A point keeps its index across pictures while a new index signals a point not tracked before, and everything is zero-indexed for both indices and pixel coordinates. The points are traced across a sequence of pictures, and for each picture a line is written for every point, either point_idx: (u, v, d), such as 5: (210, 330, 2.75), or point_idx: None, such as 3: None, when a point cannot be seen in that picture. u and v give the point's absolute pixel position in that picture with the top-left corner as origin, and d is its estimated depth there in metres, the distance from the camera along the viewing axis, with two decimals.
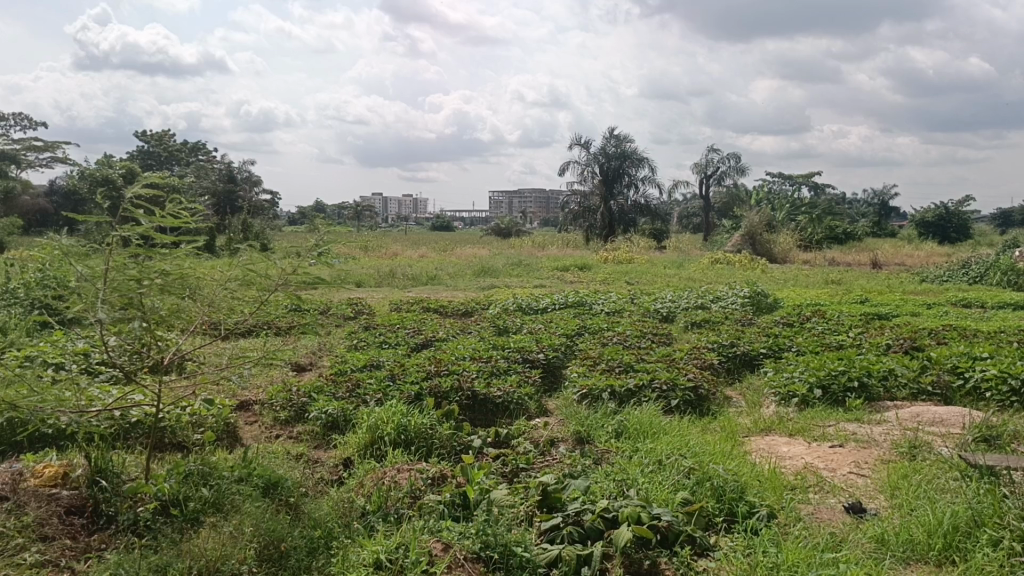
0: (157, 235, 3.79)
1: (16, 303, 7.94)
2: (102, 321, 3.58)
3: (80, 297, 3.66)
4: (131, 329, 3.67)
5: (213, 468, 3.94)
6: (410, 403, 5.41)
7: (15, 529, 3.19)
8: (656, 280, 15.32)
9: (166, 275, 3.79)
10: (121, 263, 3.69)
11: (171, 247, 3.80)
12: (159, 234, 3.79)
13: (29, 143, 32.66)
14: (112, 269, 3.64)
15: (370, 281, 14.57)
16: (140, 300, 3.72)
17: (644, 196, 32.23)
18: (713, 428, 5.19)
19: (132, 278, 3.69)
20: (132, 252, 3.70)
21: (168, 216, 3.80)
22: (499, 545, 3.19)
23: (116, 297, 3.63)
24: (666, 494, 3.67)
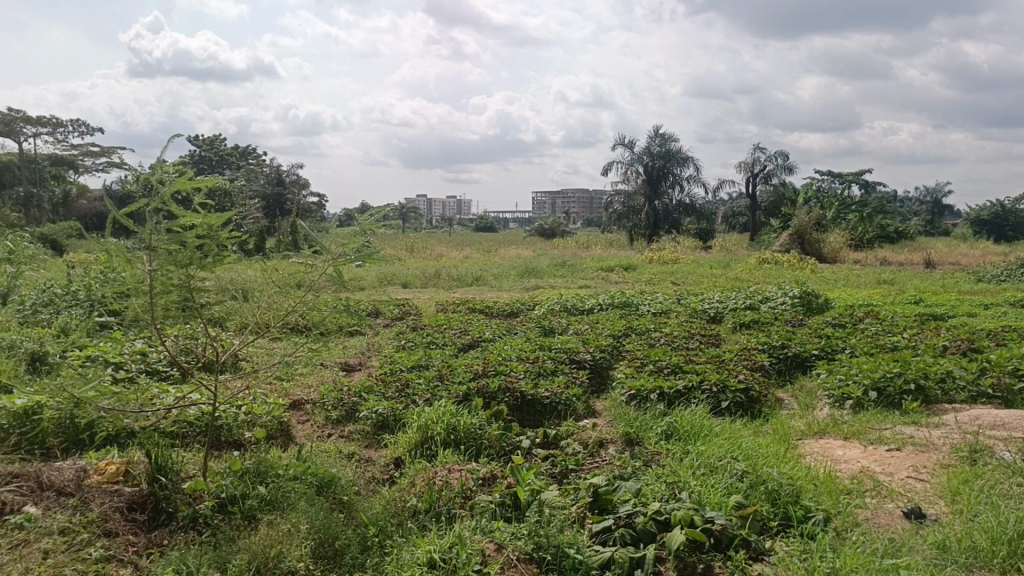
0: (191, 210, 3.78)
1: (77, 304, 8.17)
2: (149, 304, 3.63)
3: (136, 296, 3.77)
4: (171, 308, 3.70)
5: (270, 466, 4.01)
6: (458, 403, 5.45)
7: (80, 525, 3.28)
8: (703, 280, 15.18)
9: (205, 249, 3.79)
10: (162, 241, 3.71)
11: (207, 223, 3.79)
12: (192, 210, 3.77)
13: (85, 149, 33.46)
14: (152, 250, 3.70)
15: (416, 281, 14.69)
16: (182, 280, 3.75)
17: (689, 196, 31.92)
18: (765, 431, 5.13)
19: (173, 261, 3.72)
20: (169, 229, 3.70)
21: (200, 191, 3.80)
22: (551, 547, 3.19)
23: (160, 281, 3.69)
24: (719, 497, 3.64)
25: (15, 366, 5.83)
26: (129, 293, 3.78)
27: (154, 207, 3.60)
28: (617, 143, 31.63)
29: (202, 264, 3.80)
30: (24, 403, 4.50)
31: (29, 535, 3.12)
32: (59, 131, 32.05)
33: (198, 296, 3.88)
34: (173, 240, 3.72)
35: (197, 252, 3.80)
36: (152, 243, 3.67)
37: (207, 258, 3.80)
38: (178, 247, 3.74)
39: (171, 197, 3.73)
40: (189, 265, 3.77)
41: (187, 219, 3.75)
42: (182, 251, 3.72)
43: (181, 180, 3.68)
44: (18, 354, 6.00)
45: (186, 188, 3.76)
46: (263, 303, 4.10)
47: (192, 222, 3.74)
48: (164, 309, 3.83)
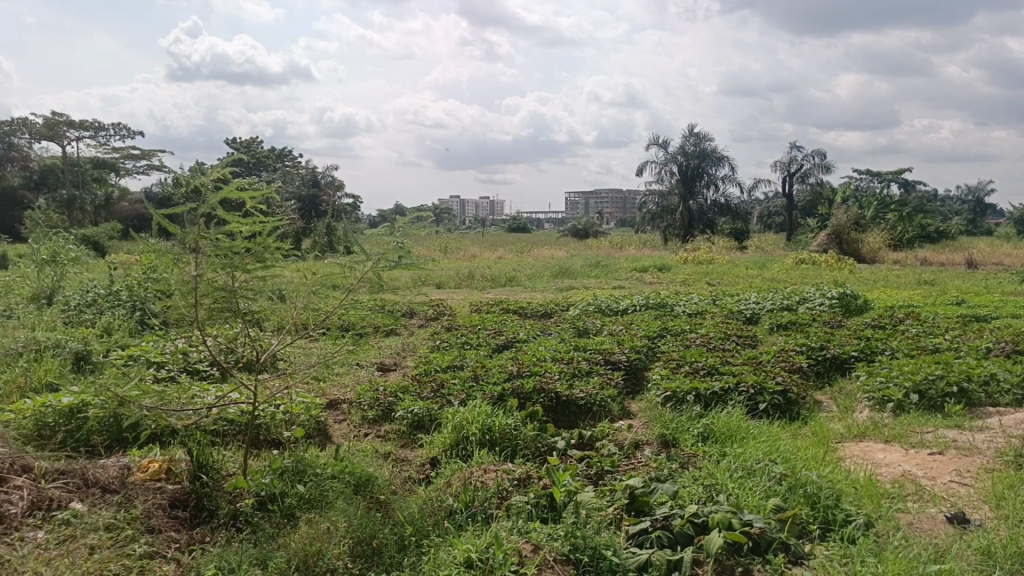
0: (236, 216, 3.84)
1: (119, 304, 8.34)
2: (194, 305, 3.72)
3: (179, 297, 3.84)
4: (216, 310, 3.78)
5: (307, 465, 4.05)
6: (493, 403, 5.46)
7: (125, 521, 3.34)
8: (738, 281, 15.03)
9: (252, 254, 3.87)
10: (208, 245, 3.78)
11: (253, 227, 3.86)
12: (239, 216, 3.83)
13: (125, 152, 34.07)
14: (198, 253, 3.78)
15: (450, 281, 14.76)
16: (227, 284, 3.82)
17: (724, 196, 31.65)
18: (804, 433, 5.07)
19: (218, 264, 3.80)
20: (216, 234, 3.78)
21: (247, 196, 3.87)
22: (588, 548, 3.19)
23: (205, 284, 3.77)
24: (757, 500, 3.60)
25: (61, 365, 5.97)
26: (175, 295, 3.86)
27: (202, 211, 3.68)
28: (652, 143, 31.48)
29: (247, 267, 3.87)
30: (70, 402, 4.59)
31: (76, 531, 3.19)
32: (101, 135, 32.71)
33: (242, 298, 3.96)
34: (219, 245, 3.81)
35: (243, 256, 3.88)
36: (199, 247, 3.75)
37: (251, 261, 3.87)
38: (226, 254, 3.83)
39: (219, 203, 3.80)
40: (234, 267, 3.84)
41: (234, 224, 3.82)
42: (228, 257, 3.81)
43: (230, 187, 3.75)
44: (63, 354, 6.13)
45: (234, 194, 3.83)
46: (302, 304, 4.14)
47: (238, 227, 3.80)
48: (209, 310, 3.92)
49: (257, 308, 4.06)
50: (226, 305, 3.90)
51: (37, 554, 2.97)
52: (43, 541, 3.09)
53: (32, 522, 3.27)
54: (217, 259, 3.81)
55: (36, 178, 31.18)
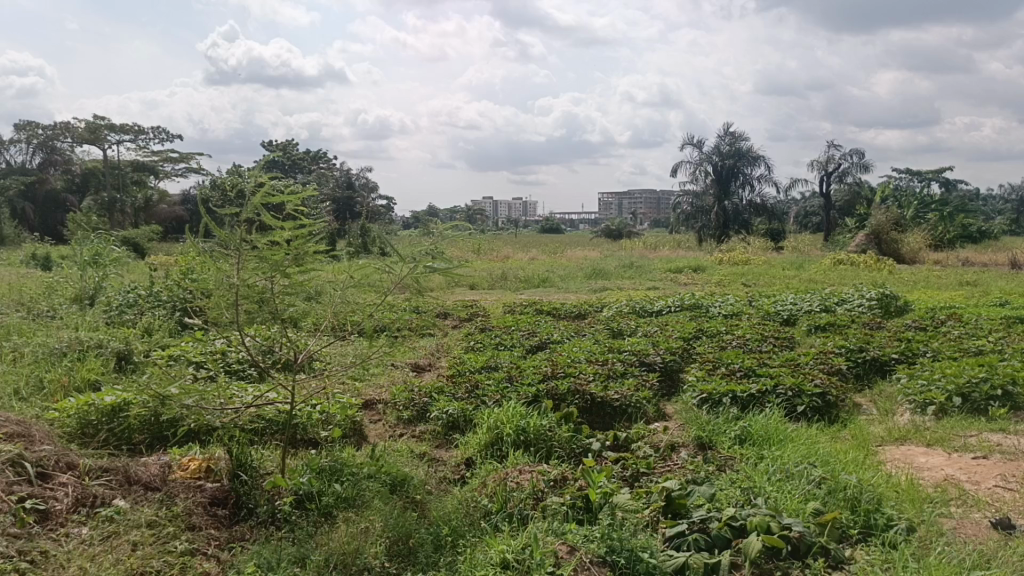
0: (279, 220, 3.91)
1: (159, 305, 8.49)
2: (234, 307, 3.79)
3: (220, 299, 3.92)
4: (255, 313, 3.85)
5: (344, 464, 4.08)
6: (528, 404, 5.47)
7: (166, 518, 3.39)
8: (775, 282, 14.84)
9: (293, 257, 3.93)
10: (250, 248, 3.85)
11: (293, 232, 3.92)
12: (281, 220, 3.90)
13: (165, 155, 34.63)
14: (239, 255, 3.85)
15: (483, 282, 14.79)
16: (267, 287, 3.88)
17: (760, 196, 31.33)
18: (843, 436, 5.00)
19: (259, 269, 3.87)
20: (259, 237, 3.85)
21: (289, 201, 3.93)
22: (624, 550, 3.17)
23: (246, 288, 3.84)
24: (796, 504, 3.56)
25: (104, 364, 6.09)
26: (215, 296, 3.93)
27: (245, 214, 3.74)
28: (686, 143, 31.27)
29: (286, 271, 3.93)
30: (112, 401, 4.67)
31: (119, 527, 3.25)
32: (141, 139, 33.31)
33: (281, 300, 4.01)
34: (261, 248, 3.87)
35: (284, 260, 3.94)
36: (241, 250, 3.82)
37: (291, 264, 3.94)
38: (267, 256, 3.90)
39: (262, 207, 3.87)
40: (275, 272, 3.91)
41: (276, 227, 3.88)
42: (270, 259, 3.87)
43: (274, 191, 3.81)
44: (105, 353, 6.25)
45: (277, 198, 3.89)
46: (338, 303, 4.18)
47: (280, 232, 3.87)
48: (248, 311, 3.98)
49: (295, 310, 4.11)
50: (266, 307, 3.96)
51: (82, 551, 3.03)
52: (87, 538, 3.16)
53: (77, 518, 3.34)
54: (259, 262, 3.88)
55: (79, 182, 31.81)
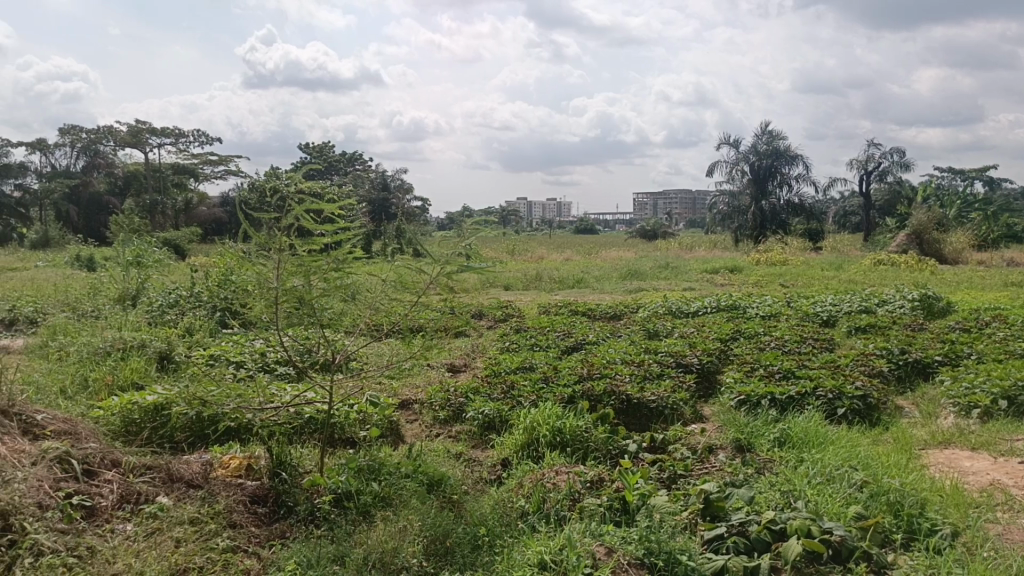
0: (319, 226, 3.97)
1: (199, 305, 8.62)
2: (273, 311, 3.86)
3: (260, 302, 4.00)
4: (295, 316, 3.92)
5: (382, 464, 4.11)
6: (564, 405, 5.46)
7: (208, 516, 3.45)
8: (814, 283, 14.63)
9: (331, 263, 4.00)
10: (290, 254, 3.92)
11: (333, 237, 3.97)
12: (321, 227, 3.96)
13: (204, 158, 35.15)
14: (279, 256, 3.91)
15: (518, 283, 14.79)
16: (307, 291, 3.94)
17: (798, 195, 30.94)
18: (885, 439, 4.92)
19: (299, 274, 3.93)
20: (299, 242, 3.92)
21: (330, 208, 3.99)
22: (663, 552, 3.14)
23: (285, 292, 3.91)
24: (838, 508, 3.51)
25: (146, 363, 6.20)
26: (255, 299, 4.01)
27: (286, 221, 3.80)
28: (723, 143, 30.99)
29: (325, 275, 3.99)
30: (155, 399, 4.77)
31: (163, 524, 3.31)
32: (181, 142, 33.86)
33: (320, 302, 4.07)
34: (302, 252, 3.94)
35: (323, 264, 3.99)
36: (282, 254, 3.89)
37: (330, 268, 3.99)
38: (306, 260, 3.97)
39: (303, 213, 3.93)
40: (315, 276, 3.97)
41: (317, 233, 3.94)
42: (309, 264, 3.93)
43: (316, 199, 3.87)
44: (147, 353, 6.37)
45: (318, 205, 3.95)
46: (375, 304, 4.23)
47: (320, 238, 3.92)
48: (287, 312, 4.03)
49: (333, 311, 4.17)
50: (303, 309, 4.02)
51: (127, 546, 3.10)
52: (132, 534, 3.22)
53: (122, 514, 3.41)
54: (299, 267, 3.95)
55: (121, 184, 32.38)
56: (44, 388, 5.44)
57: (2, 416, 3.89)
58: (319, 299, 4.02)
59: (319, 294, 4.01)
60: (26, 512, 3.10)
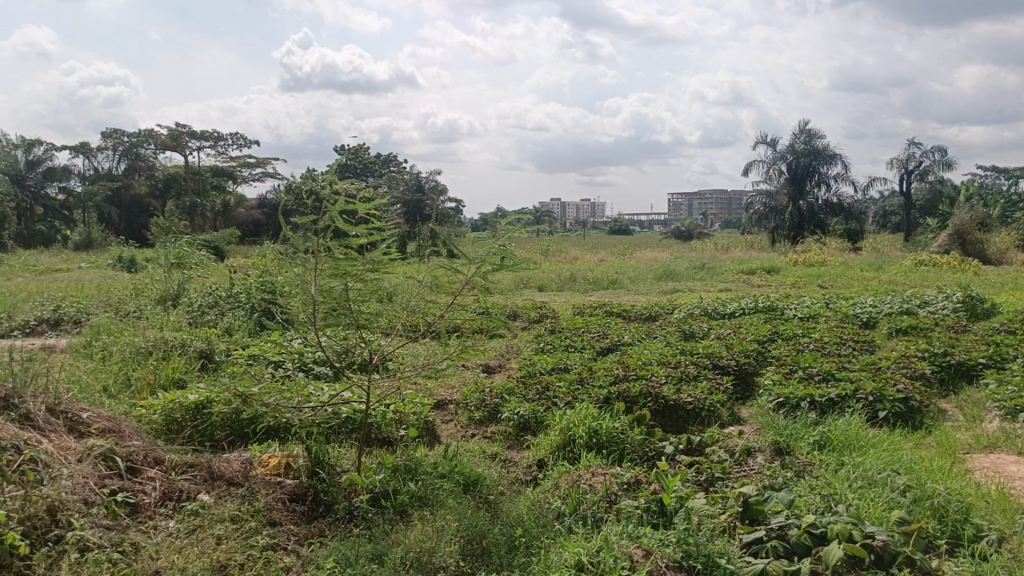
0: (355, 228, 4.02)
1: (238, 306, 8.74)
2: (311, 312, 3.92)
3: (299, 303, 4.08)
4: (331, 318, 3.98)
5: (418, 464, 4.12)
6: (599, 406, 5.45)
7: (249, 513, 3.50)
8: (854, 284, 14.41)
9: (367, 265, 4.03)
10: (327, 257, 3.98)
11: (368, 239, 4.01)
12: (357, 228, 4.01)
13: (242, 160, 35.63)
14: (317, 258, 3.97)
15: (552, 284, 14.78)
16: (344, 293, 3.99)
17: (836, 195, 30.52)
18: (928, 443, 4.83)
19: (335, 275, 3.98)
20: (334, 243, 3.98)
21: (365, 209, 4.03)
22: (701, 555, 3.12)
23: (323, 294, 3.96)
24: (880, 512, 3.46)
25: (187, 363, 6.30)
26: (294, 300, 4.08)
27: (322, 223, 3.85)
28: (759, 142, 30.69)
29: (360, 277, 4.03)
30: (196, 398, 4.84)
31: (204, 521, 3.36)
32: (220, 145, 34.36)
33: (356, 304, 4.11)
34: (339, 255, 4.00)
35: (359, 266, 4.03)
36: (319, 256, 3.96)
37: (366, 270, 4.03)
38: (341, 262, 4.02)
39: (339, 215, 3.98)
40: (351, 278, 4.02)
41: (354, 236, 3.98)
42: (345, 266, 3.98)
43: (350, 202, 3.91)
44: (188, 353, 6.47)
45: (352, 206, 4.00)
46: (411, 305, 4.26)
47: (356, 240, 3.97)
48: (325, 313, 4.07)
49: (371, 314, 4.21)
50: (342, 310, 4.05)
51: (170, 543, 3.15)
52: (175, 530, 3.28)
53: (164, 511, 3.47)
54: (336, 269, 4.01)
55: (161, 187, 32.95)
56: (88, 387, 5.56)
57: (49, 414, 3.98)
58: (357, 301, 4.05)
59: (356, 295, 4.04)
60: (73, 508, 3.17)
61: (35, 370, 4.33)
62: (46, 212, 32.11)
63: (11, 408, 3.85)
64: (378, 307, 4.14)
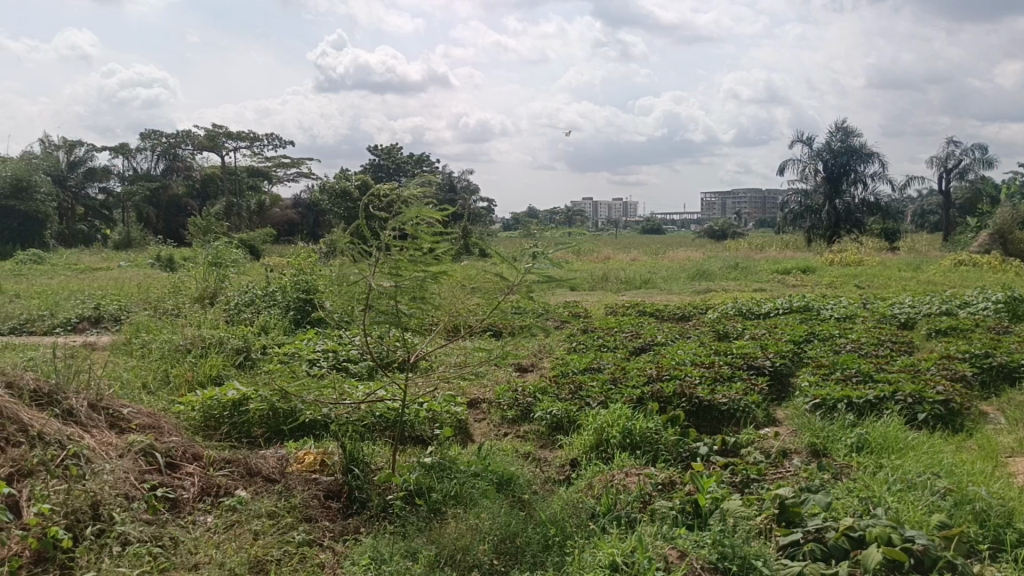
0: (422, 233, 4.04)
1: (274, 304, 8.84)
2: (362, 310, 4.00)
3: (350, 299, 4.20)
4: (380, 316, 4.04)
5: (452, 462, 4.13)
6: (633, 406, 5.43)
7: (285, 510, 3.54)
8: (890, 284, 14.19)
9: (426, 271, 4.05)
10: (389, 257, 4.01)
11: (432, 245, 4.03)
12: (424, 233, 4.04)
13: (278, 160, 36.03)
14: (376, 257, 4.04)
15: (585, 283, 14.76)
16: (398, 294, 4.03)
17: (873, 194, 30.05)
18: (969, 447, 4.73)
19: (393, 276, 4.02)
20: (399, 245, 4.03)
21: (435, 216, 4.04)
22: (737, 557, 3.10)
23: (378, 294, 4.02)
24: (920, 516, 3.40)
25: (224, 360, 6.40)
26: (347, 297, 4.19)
27: (393, 225, 3.89)
28: (795, 141, 30.37)
29: (417, 280, 4.04)
30: (234, 395, 4.91)
31: (242, 517, 3.41)
32: (256, 145, 34.79)
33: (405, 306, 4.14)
34: (401, 256, 4.04)
35: (418, 270, 4.04)
36: (380, 255, 4.03)
37: (423, 274, 4.04)
38: (403, 263, 4.04)
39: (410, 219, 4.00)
40: (408, 280, 4.04)
41: (422, 240, 4.01)
42: (405, 268, 4.01)
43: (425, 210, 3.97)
44: (226, 350, 6.57)
45: (425, 211, 4.02)
46: (455, 307, 4.29)
47: (421, 244, 3.99)
48: (373, 312, 4.15)
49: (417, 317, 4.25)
50: (389, 310, 4.10)
51: (208, 538, 3.19)
52: (213, 526, 3.32)
53: (203, 507, 3.52)
54: (395, 269, 4.04)
55: (198, 187, 33.41)
56: (129, 383, 5.65)
57: (91, 409, 4.06)
58: (406, 306, 4.09)
59: (407, 298, 4.08)
60: (114, 502, 3.23)
61: (78, 367, 4.42)
62: (87, 212, 32.76)
63: (56, 404, 3.94)
64: (427, 311, 4.17)
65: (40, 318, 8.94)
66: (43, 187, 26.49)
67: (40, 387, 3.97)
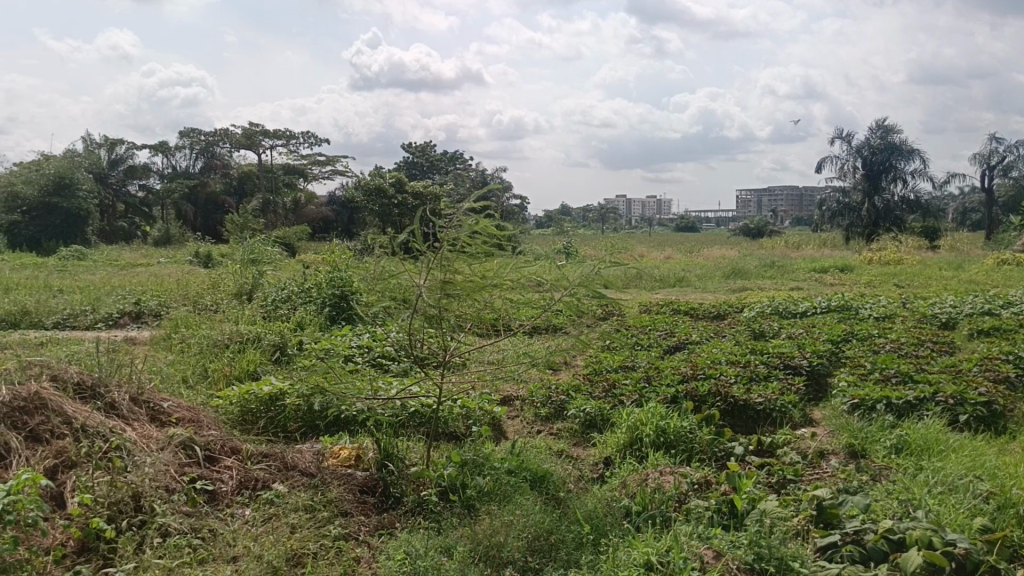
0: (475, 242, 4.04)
1: (309, 300, 8.92)
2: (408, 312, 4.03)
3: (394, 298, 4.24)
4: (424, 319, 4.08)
5: (485, 459, 4.14)
6: (667, 404, 5.40)
7: (321, 504, 3.58)
8: (932, 283, 13.88)
9: (475, 280, 4.06)
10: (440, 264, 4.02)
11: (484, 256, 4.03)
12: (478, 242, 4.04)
13: (313, 158, 36.36)
14: (428, 262, 4.04)
15: (617, 282, 14.70)
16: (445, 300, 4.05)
17: (914, 191, 29.52)
18: (1012, 450, 4.64)
19: (443, 283, 4.02)
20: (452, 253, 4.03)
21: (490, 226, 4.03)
22: (774, 558, 3.06)
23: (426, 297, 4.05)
24: (961, 519, 3.34)
25: (262, 356, 6.48)
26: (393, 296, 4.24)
27: (449, 234, 3.89)
28: (833, 138, 29.94)
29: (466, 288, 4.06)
30: (270, 390, 4.96)
31: (279, 510, 3.45)
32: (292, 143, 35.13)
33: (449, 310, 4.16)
34: (452, 263, 4.04)
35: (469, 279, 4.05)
36: (432, 259, 4.04)
37: (473, 283, 4.05)
38: (453, 271, 4.05)
39: (466, 228, 3.99)
40: (456, 288, 4.05)
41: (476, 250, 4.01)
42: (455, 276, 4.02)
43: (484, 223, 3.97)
44: (262, 346, 6.66)
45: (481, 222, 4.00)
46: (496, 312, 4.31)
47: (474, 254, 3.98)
48: (416, 312, 4.19)
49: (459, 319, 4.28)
50: (433, 313, 4.13)
51: (246, 530, 3.23)
52: (251, 518, 3.37)
53: (240, 499, 3.57)
54: (444, 275, 4.04)
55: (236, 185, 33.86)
56: (169, 377, 5.75)
57: (133, 403, 4.14)
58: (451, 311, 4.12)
59: (453, 304, 4.10)
60: (155, 494, 3.28)
61: (119, 362, 4.51)
62: (128, 209, 33.38)
63: (99, 398, 4.02)
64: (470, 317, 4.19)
65: (82, 313, 9.13)
66: (86, 185, 27.03)
67: (84, 381, 4.05)
